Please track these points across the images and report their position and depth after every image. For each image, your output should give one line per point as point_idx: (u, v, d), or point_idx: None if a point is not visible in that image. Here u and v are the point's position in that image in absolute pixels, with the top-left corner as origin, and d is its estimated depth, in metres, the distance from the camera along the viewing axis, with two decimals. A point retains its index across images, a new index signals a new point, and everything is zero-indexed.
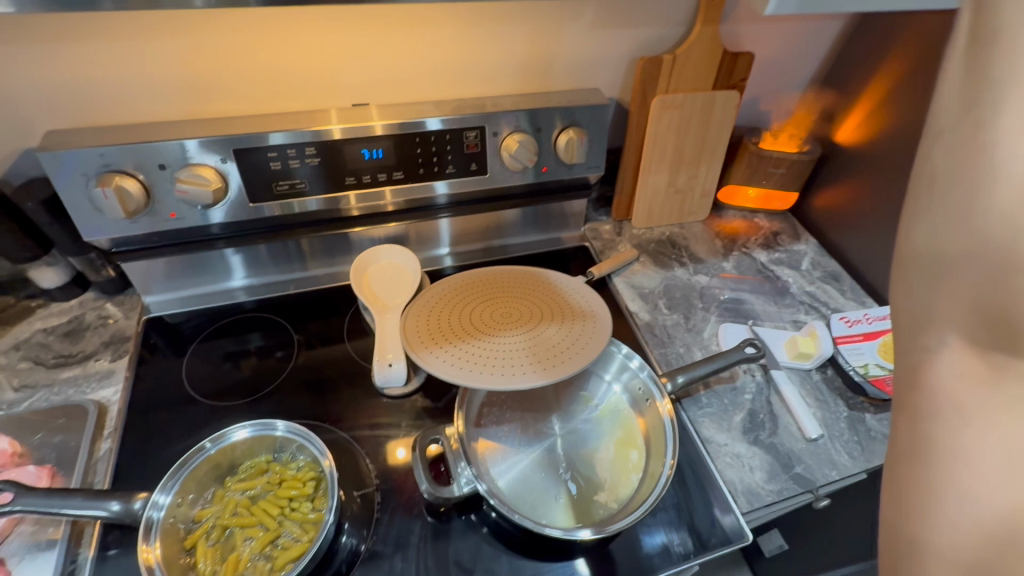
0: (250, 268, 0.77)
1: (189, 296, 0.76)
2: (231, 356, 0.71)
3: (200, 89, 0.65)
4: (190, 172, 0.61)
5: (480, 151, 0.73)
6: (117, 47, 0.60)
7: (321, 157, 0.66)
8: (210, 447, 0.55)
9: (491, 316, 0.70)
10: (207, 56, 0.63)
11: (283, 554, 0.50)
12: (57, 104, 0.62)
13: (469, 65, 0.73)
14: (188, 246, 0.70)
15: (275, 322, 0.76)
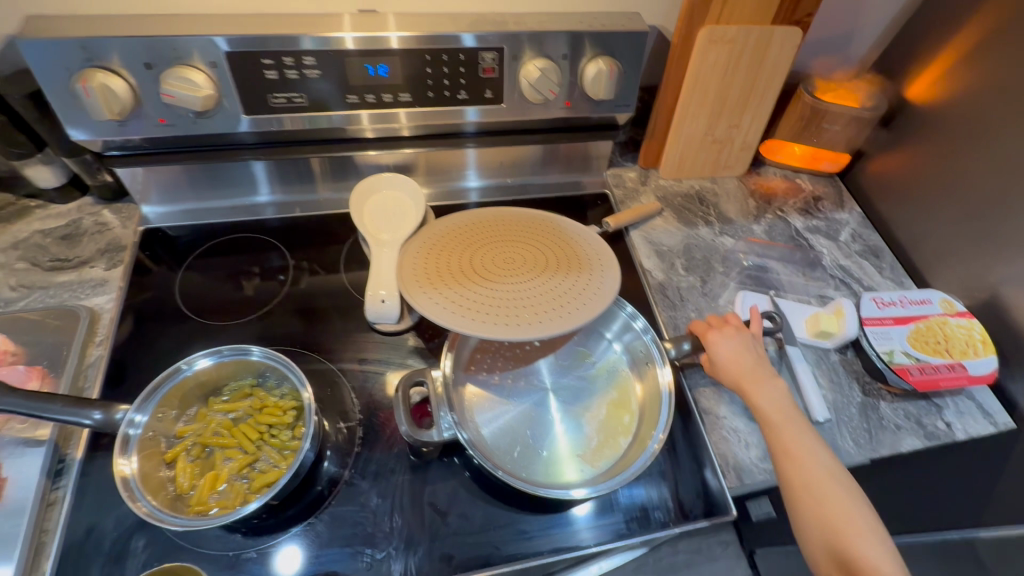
0: (251, 186, 0.74)
1: (191, 211, 0.74)
2: (231, 276, 0.69)
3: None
4: (177, 74, 0.56)
5: (497, 76, 0.65)
6: None
7: (322, 69, 0.60)
8: (189, 367, 0.54)
9: (492, 261, 0.66)
10: None
11: (261, 478, 0.51)
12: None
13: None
14: (193, 155, 0.67)
15: (273, 244, 0.73)
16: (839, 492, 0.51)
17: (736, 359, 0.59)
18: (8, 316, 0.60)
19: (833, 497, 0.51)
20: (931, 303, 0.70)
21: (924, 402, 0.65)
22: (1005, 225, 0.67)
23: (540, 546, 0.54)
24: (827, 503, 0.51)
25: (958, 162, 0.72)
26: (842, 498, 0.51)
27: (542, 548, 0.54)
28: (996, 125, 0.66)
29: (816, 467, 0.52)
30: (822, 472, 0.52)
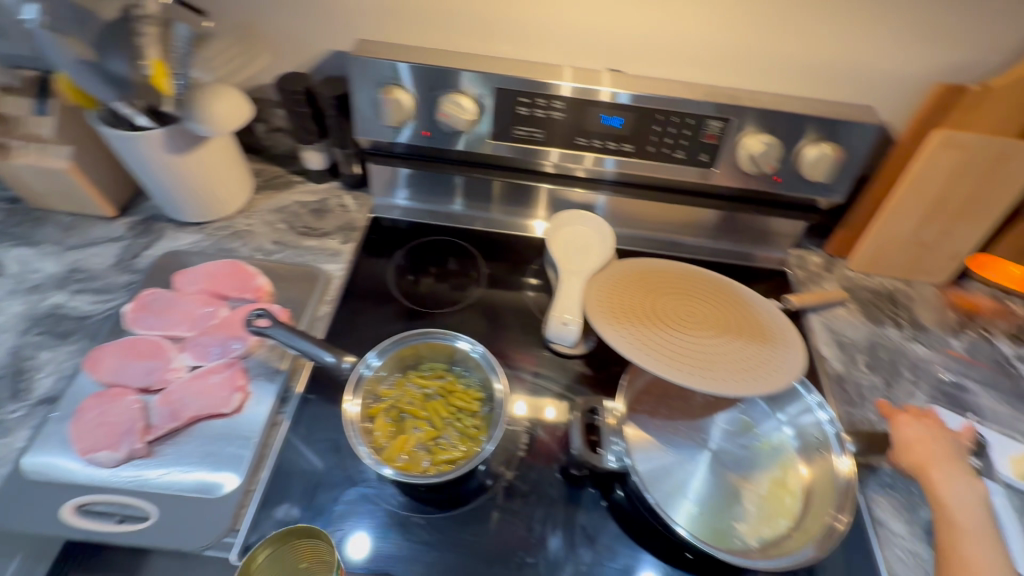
0: (461, 198, 0.83)
1: (401, 208, 0.84)
2: (416, 272, 0.78)
3: (466, 26, 0.69)
4: (453, 99, 0.66)
5: (717, 143, 0.69)
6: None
7: (565, 112, 0.67)
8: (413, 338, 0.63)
9: (672, 309, 0.68)
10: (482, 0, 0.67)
11: (443, 454, 0.56)
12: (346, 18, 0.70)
13: (740, 51, 0.68)
14: (404, 159, 0.78)
15: (470, 250, 0.81)
16: None
17: (924, 460, 0.57)
18: (268, 264, 0.73)
19: None
20: None
21: None
22: None
23: None
24: None
25: None
26: None
27: None
28: None
29: None
30: None
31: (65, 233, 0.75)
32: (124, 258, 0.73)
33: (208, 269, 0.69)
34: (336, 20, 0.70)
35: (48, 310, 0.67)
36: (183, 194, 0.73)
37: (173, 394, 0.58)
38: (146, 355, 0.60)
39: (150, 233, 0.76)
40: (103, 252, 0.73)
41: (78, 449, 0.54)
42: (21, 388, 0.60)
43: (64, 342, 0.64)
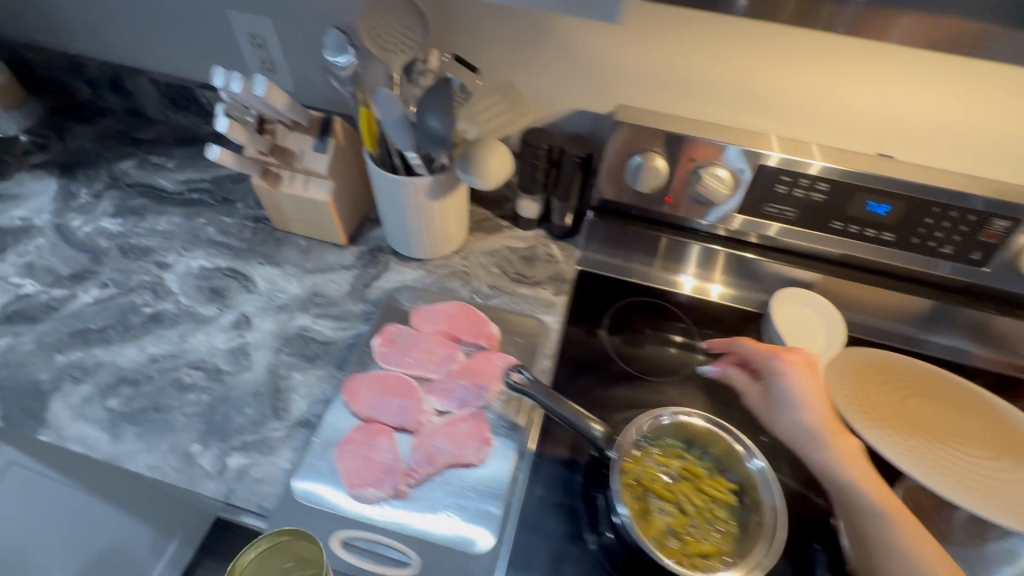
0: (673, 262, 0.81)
1: (606, 264, 0.83)
2: (627, 333, 0.76)
3: (693, 86, 0.68)
4: (710, 172, 0.65)
5: (996, 243, 0.63)
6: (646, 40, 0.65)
7: (829, 195, 0.65)
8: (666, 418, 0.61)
9: (934, 419, 0.63)
10: (713, 65, 0.65)
11: (697, 548, 0.54)
12: (573, 73, 0.70)
13: (988, 144, 0.64)
14: (633, 221, 0.79)
15: (681, 317, 0.79)
16: None
17: None
18: (490, 310, 0.74)
19: None
20: None
21: None
22: None
23: None
24: None
25: None
26: None
27: None
28: None
29: None
30: None
31: (303, 255, 0.80)
32: (356, 286, 0.77)
33: (443, 310, 0.71)
34: (565, 72, 0.70)
35: (296, 331, 0.71)
36: (417, 233, 0.75)
37: (428, 439, 0.59)
38: (399, 393, 0.62)
39: (377, 264, 0.80)
40: (339, 278, 0.78)
41: (346, 481, 0.57)
42: (280, 407, 0.64)
43: (313, 365, 0.68)
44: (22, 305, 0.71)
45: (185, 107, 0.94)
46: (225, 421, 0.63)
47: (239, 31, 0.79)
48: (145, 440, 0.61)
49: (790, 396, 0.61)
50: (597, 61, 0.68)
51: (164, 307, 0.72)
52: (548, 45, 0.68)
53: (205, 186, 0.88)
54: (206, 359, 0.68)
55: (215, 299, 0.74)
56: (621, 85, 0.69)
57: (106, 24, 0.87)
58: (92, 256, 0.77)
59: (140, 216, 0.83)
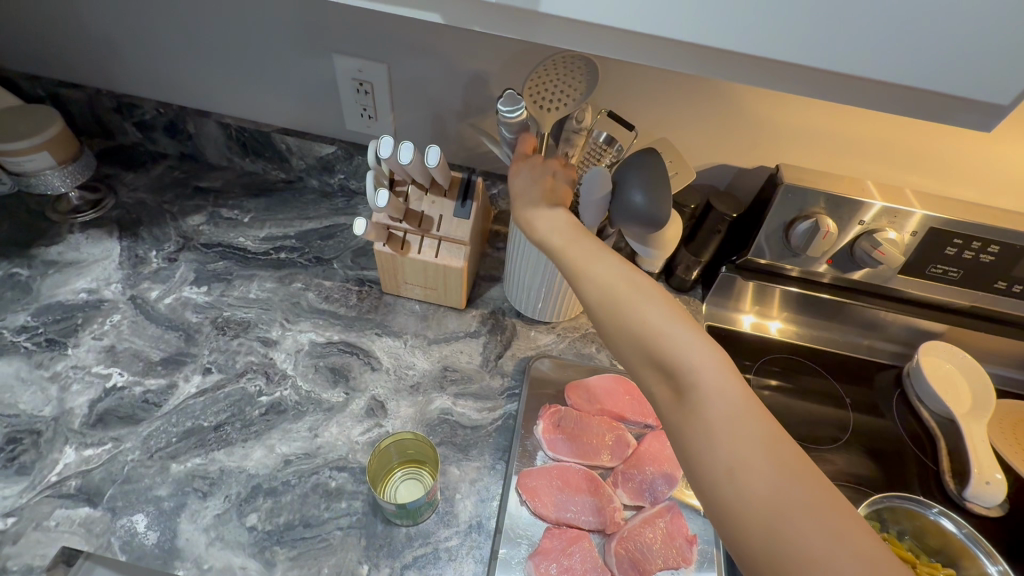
0: (805, 316, 0.78)
1: (722, 313, 0.79)
2: (774, 395, 0.73)
3: (856, 151, 0.66)
4: (882, 237, 0.64)
5: None
6: (809, 114, 0.63)
7: (1000, 257, 0.64)
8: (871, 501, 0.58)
9: None
10: (880, 135, 0.63)
11: None
12: (730, 137, 0.67)
13: None
14: (765, 276, 0.75)
15: (824, 377, 0.75)
16: None
17: None
18: None
19: None
20: None
21: None
22: None
23: None
24: None
25: None
26: None
27: None
28: None
29: None
30: None
31: (422, 323, 0.73)
32: (489, 357, 0.70)
33: (599, 385, 0.66)
34: (723, 137, 0.67)
35: (438, 415, 0.64)
36: (554, 297, 0.70)
37: (629, 542, 0.54)
38: (583, 490, 0.58)
39: (504, 329, 0.73)
40: (467, 349, 0.71)
41: None
42: (445, 511, 0.57)
43: (469, 456, 0.61)
44: (114, 402, 0.61)
45: (256, 152, 0.84)
46: (388, 534, 0.55)
47: (344, 78, 0.73)
48: (303, 565, 0.52)
49: (526, 182, 0.53)
50: (744, 116, 0.65)
51: (283, 394, 0.63)
52: (694, 96, 0.64)
53: (291, 243, 0.79)
54: (347, 457, 0.59)
55: (338, 381, 0.65)
56: (766, 140, 0.66)
57: (174, 62, 0.77)
58: (184, 335, 0.67)
59: (227, 282, 0.73)
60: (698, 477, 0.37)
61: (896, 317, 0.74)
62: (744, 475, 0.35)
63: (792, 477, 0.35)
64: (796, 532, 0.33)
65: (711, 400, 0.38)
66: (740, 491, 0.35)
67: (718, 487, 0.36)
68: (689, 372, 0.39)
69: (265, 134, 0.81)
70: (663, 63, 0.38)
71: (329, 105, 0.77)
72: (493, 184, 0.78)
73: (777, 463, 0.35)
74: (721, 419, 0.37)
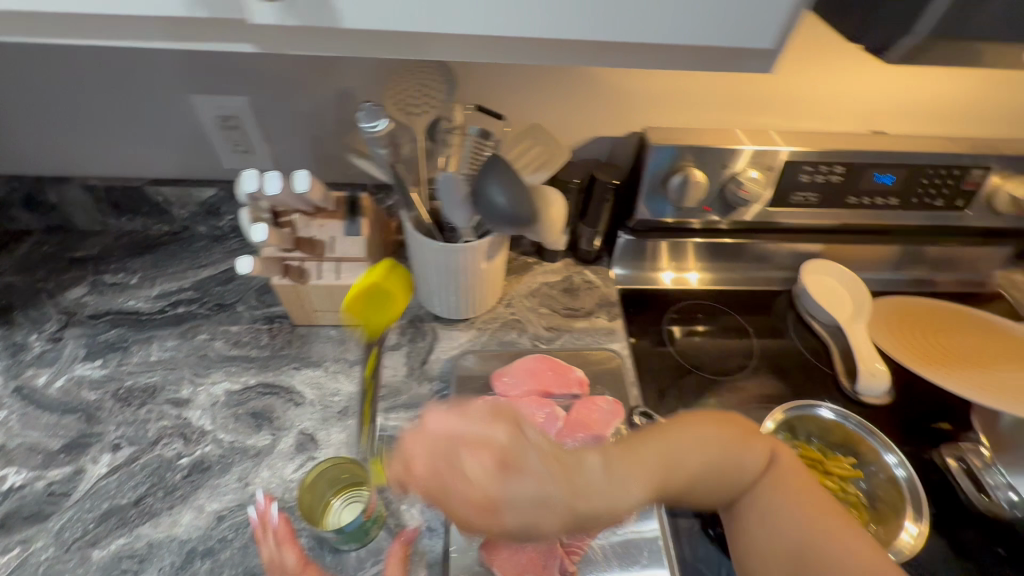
0: (702, 262, 0.84)
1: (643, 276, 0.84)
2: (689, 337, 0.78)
3: (710, 105, 0.71)
4: (745, 175, 0.70)
5: (974, 189, 0.74)
6: (660, 80, 0.68)
7: (846, 177, 0.72)
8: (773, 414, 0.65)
9: (966, 345, 0.74)
10: (725, 88, 0.70)
11: None
12: (597, 113, 0.71)
13: (958, 107, 0.73)
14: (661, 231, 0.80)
15: (729, 314, 0.81)
16: None
17: None
18: (561, 352, 0.73)
19: None
20: None
21: None
22: None
23: None
24: None
25: None
26: None
27: None
28: None
29: None
30: None
31: (340, 347, 0.72)
32: (414, 365, 0.71)
33: (523, 368, 0.68)
34: (591, 114, 0.71)
35: None
36: (465, 293, 0.71)
37: None
38: None
39: (425, 335, 0.74)
40: (390, 363, 0.71)
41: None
42: (393, 524, 0.57)
43: None
44: (16, 503, 0.56)
45: (131, 209, 0.80)
46: (339, 561, 0.55)
47: (207, 117, 0.71)
48: None
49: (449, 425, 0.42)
50: (604, 89, 0.68)
51: (205, 451, 0.61)
52: (555, 79, 0.67)
53: (188, 296, 0.76)
54: (283, 497, 0.58)
55: (262, 424, 0.64)
56: (629, 109, 0.71)
57: (14, 131, 0.71)
58: (85, 415, 0.63)
59: (124, 350, 0.70)
60: (741, 537, 0.49)
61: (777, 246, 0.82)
62: (780, 524, 0.47)
63: (804, 494, 0.49)
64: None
65: (736, 471, 0.48)
66: (779, 539, 0.47)
67: (757, 542, 0.48)
68: (703, 479, 0.46)
69: (137, 189, 0.77)
70: (493, 57, 0.41)
71: (198, 147, 0.75)
72: (387, 195, 0.78)
73: (790, 494, 0.48)
74: (754, 481, 0.48)
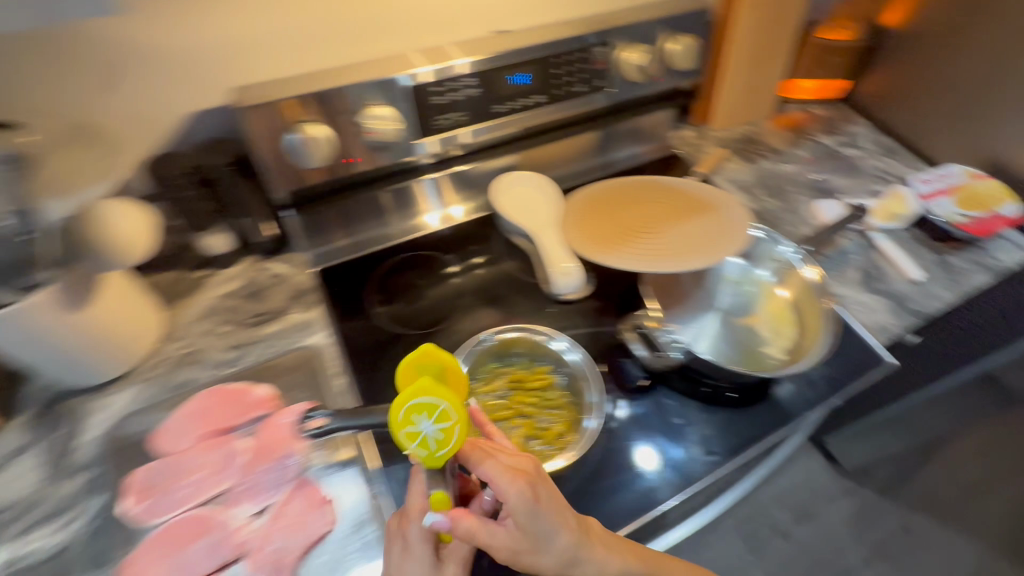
0: (389, 215, 0.81)
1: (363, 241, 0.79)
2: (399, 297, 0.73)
3: (274, 48, 0.73)
4: (371, 115, 0.64)
5: (604, 67, 0.76)
6: (202, 22, 0.68)
7: (482, 86, 0.69)
8: (489, 338, 0.65)
9: (638, 216, 0.78)
10: (284, 35, 0.72)
11: (551, 433, 0.59)
12: (161, 76, 0.71)
13: (528, 15, 0.83)
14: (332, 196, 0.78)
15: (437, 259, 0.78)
16: None
17: None
18: (245, 370, 0.64)
19: None
20: (955, 174, 0.89)
21: (979, 247, 0.84)
22: (992, 103, 0.88)
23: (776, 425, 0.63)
24: None
25: (941, 65, 0.93)
26: None
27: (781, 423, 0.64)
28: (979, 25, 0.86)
29: None
30: None
31: None
32: (55, 459, 0.57)
33: (187, 414, 0.58)
34: (180, 92, 0.73)
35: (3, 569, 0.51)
36: (89, 352, 0.58)
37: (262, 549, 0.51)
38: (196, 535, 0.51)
39: (68, 416, 0.60)
40: (19, 471, 0.57)
41: None
42: None
43: None
44: None
45: None
46: None
47: None
48: None
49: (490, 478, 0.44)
50: (119, 47, 0.67)
51: None
52: (104, 66, 0.68)
53: None
54: None
55: None
56: (203, 70, 0.72)
57: None
58: None
59: None
60: None
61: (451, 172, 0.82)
62: None
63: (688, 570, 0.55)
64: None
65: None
66: None
67: None
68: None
69: None
70: None
71: None
72: None
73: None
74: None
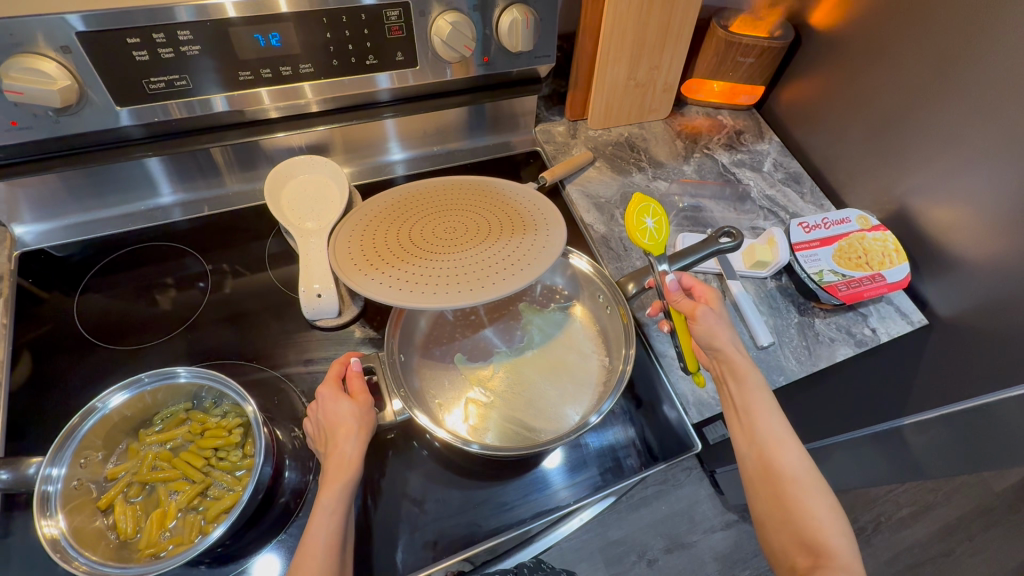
0: (221, 174, 0.74)
1: (173, 206, 0.74)
2: (142, 293, 0.67)
3: None
4: (19, 64, 0.51)
5: (405, 35, 0.63)
6: None
7: (201, 45, 0.56)
8: (105, 406, 0.48)
9: (435, 232, 0.63)
10: None
11: (215, 505, 0.47)
12: None
13: None
14: (93, 154, 0.63)
15: (175, 249, 0.71)
16: (834, 520, 0.50)
17: (712, 340, 0.55)
18: None
19: (827, 517, 0.50)
20: (848, 221, 0.74)
21: (852, 313, 0.71)
22: (908, 141, 0.72)
23: (522, 514, 0.55)
24: (812, 507, 0.50)
25: (863, 84, 0.76)
26: (823, 511, 0.50)
27: (524, 516, 0.55)
28: (904, 38, 0.70)
29: (779, 438, 0.52)
30: (793, 461, 0.52)
31: None
32: None
33: None
34: None
35: None
36: None
37: None
38: None
39: None
40: None
41: None
42: None
43: None
44: None
45: None
46: None
47: None
48: None
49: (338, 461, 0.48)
50: None
51: None
52: None
53: None
54: None
55: None
56: None
57: None
58: None
59: None
60: None
61: (248, 140, 0.69)
62: None
63: None
64: (778, 425, 0.53)
65: None
66: None
67: None
68: None
69: None
70: None
71: None
72: None
73: None
74: None
